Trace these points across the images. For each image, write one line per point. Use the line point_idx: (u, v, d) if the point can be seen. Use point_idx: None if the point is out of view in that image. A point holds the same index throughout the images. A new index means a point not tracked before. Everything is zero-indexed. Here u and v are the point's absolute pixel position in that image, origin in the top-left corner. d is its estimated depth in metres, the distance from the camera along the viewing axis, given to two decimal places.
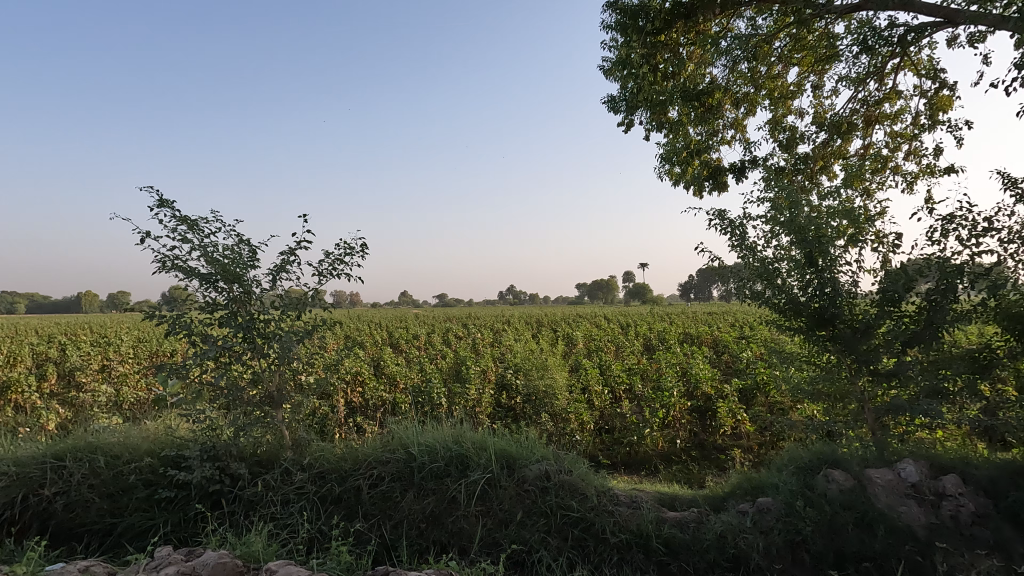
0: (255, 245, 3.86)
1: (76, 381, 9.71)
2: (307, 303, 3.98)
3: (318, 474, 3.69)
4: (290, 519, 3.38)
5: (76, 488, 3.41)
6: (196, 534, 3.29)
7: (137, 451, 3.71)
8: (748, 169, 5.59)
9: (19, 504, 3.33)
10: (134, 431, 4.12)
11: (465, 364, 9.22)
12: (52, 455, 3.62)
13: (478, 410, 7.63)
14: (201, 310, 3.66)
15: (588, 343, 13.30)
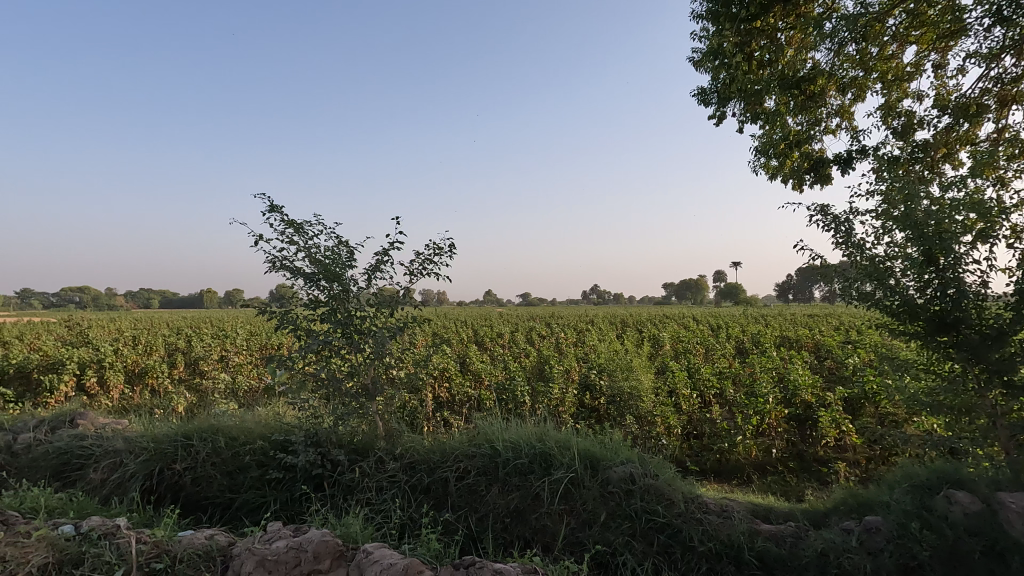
0: (354, 246, 4.11)
1: (200, 369, 10.83)
2: (399, 301, 4.19)
3: (409, 464, 3.88)
4: (383, 504, 3.57)
5: (201, 464, 3.81)
6: (301, 513, 3.57)
7: (251, 434, 4.08)
8: (856, 160, 5.16)
9: (157, 475, 3.77)
10: (248, 416, 4.53)
11: (548, 363, 9.26)
12: (183, 434, 4.07)
13: (562, 409, 7.63)
14: (305, 307, 3.96)
15: (675, 345, 12.86)
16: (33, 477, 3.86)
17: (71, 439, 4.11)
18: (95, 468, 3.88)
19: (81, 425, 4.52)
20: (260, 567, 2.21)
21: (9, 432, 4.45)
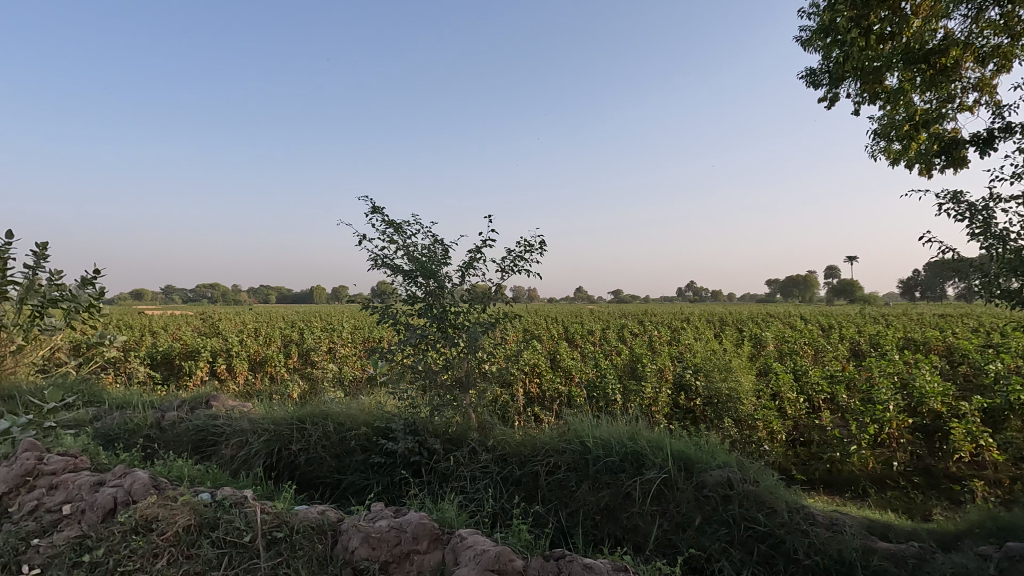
0: (448, 244, 4.27)
1: (311, 359, 11.76)
2: (492, 297, 4.30)
3: (500, 456, 3.98)
4: (476, 493, 3.69)
5: (313, 446, 4.14)
6: (401, 497, 3.78)
7: (356, 421, 4.38)
8: (999, 139, 4.55)
9: (276, 454, 4.16)
10: (354, 404, 4.86)
11: (640, 362, 9.05)
12: (297, 418, 4.45)
13: (655, 409, 7.44)
14: (404, 303, 4.18)
15: (780, 345, 12.06)
16: (177, 450, 4.39)
17: (206, 419, 4.63)
18: (225, 445, 4.34)
19: (214, 406, 5.08)
20: (365, 543, 2.38)
21: (158, 410, 5.10)
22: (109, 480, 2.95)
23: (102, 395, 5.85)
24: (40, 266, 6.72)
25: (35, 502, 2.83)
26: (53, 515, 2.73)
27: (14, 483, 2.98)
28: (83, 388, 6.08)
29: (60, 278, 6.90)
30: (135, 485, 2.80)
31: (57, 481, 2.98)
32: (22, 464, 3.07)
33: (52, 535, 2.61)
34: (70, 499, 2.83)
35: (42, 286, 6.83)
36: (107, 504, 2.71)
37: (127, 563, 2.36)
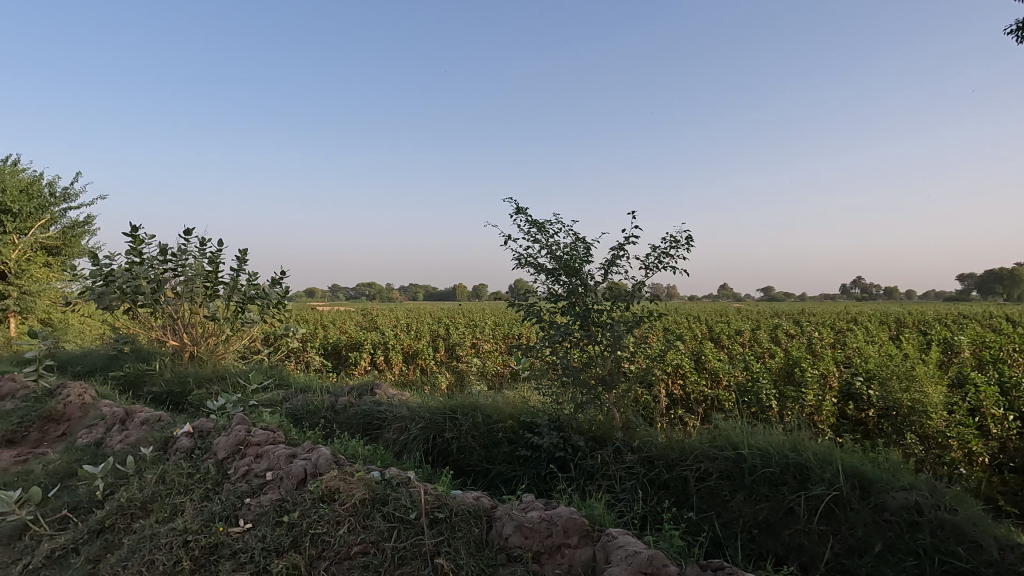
0: (590, 242, 4.27)
1: (457, 353, 12.48)
2: (636, 295, 4.22)
3: (647, 457, 3.88)
4: (623, 493, 3.63)
5: (464, 435, 4.37)
6: (548, 490, 3.86)
7: (503, 414, 4.55)
8: None
9: (432, 441, 4.46)
10: (500, 398, 5.05)
11: (799, 366, 8.25)
12: (449, 408, 4.73)
13: (818, 419, 6.74)
14: (547, 300, 4.26)
15: (979, 352, 10.22)
16: (348, 431, 4.92)
17: (372, 405, 5.12)
18: (388, 429, 4.76)
19: (378, 394, 5.61)
20: (518, 531, 2.49)
21: (333, 395, 5.78)
22: (299, 453, 3.40)
23: (290, 380, 6.79)
24: (242, 268, 8.00)
25: (246, 467, 3.37)
26: (259, 479, 3.23)
27: (230, 450, 3.58)
28: (275, 374, 7.10)
29: (256, 278, 8.13)
30: (320, 458, 3.20)
31: (261, 451, 3.51)
32: (236, 434, 3.67)
33: (259, 497, 3.08)
34: (271, 467, 3.32)
35: (243, 285, 8.11)
36: (299, 474, 3.13)
37: (316, 526, 2.71)
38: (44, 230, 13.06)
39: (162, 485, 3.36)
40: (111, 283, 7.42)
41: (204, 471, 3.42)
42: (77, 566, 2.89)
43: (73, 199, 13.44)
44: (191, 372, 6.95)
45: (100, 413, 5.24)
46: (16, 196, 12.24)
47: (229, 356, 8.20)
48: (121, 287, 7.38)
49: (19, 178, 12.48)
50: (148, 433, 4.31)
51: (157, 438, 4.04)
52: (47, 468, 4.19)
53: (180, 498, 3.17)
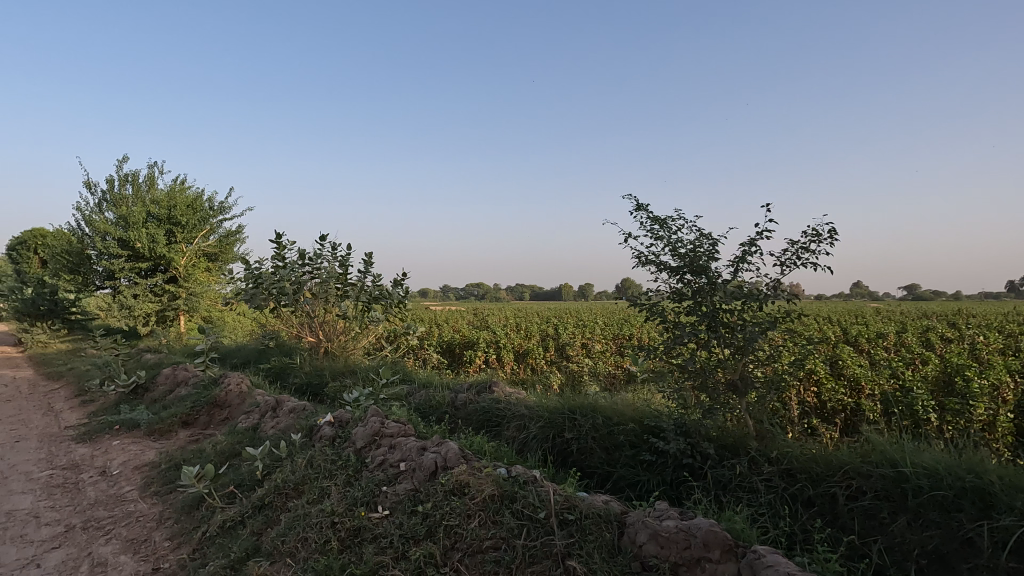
0: (717, 237, 4.00)
1: (567, 353, 12.46)
2: (770, 295, 3.91)
3: (786, 470, 3.58)
4: (761, 507, 3.37)
5: (584, 436, 4.31)
6: (680, 499, 3.67)
7: (624, 416, 4.42)
8: None
9: (551, 440, 4.44)
10: (619, 400, 4.93)
11: (962, 375, 7.22)
12: (568, 408, 4.70)
13: (990, 436, 5.84)
14: (671, 300, 4.08)
15: None
16: (469, 426, 5.06)
17: (491, 402, 5.24)
18: (507, 427, 4.83)
19: (496, 391, 5.72)
20: (654, 540, 2.40)
21: (453, 391, 6.00)
22: (429, 446, 3.55)
23: (412, 375, 7.17)
24: (367, 271, 8.60)
25: (382, 457, 3.58)
26: (394, 469, 3.42)
27: (367, 440, 3.83)
28: (399, 369, 7.53)
29: (380, 279, 8.68)
30: (449, 452, 3.32)
31: (394, 442, 3.71)
32: (372, 426, 3.92)
33: (395, 486, 3.26)
34: (404, 458, 3.50)
35: (369, 286, 8.70)
36: (431, 466, 3.27)
37: (449, 518, 2.81)
38: (206, 239, 14.97)
39: (310, 469, 3.68)
40: (260, 285, 8.31)
41: (345, 459, 3.69)
42: (244, 537, 3.25)
43: (227, 211, 15.26)
44: (327, 366, 7.58)
45: (255, 401, 5.88)
46: (184, 210, 14.15)
47: (358, 352, 8.84)
48: (268, 288, 8.24)
49: (187, 194, 14.41)
50: (295, 420, 4.76)
51: (303, 425, 4.44)
52: (216, 447, 4.77)
53: (326, 483, 3.45)
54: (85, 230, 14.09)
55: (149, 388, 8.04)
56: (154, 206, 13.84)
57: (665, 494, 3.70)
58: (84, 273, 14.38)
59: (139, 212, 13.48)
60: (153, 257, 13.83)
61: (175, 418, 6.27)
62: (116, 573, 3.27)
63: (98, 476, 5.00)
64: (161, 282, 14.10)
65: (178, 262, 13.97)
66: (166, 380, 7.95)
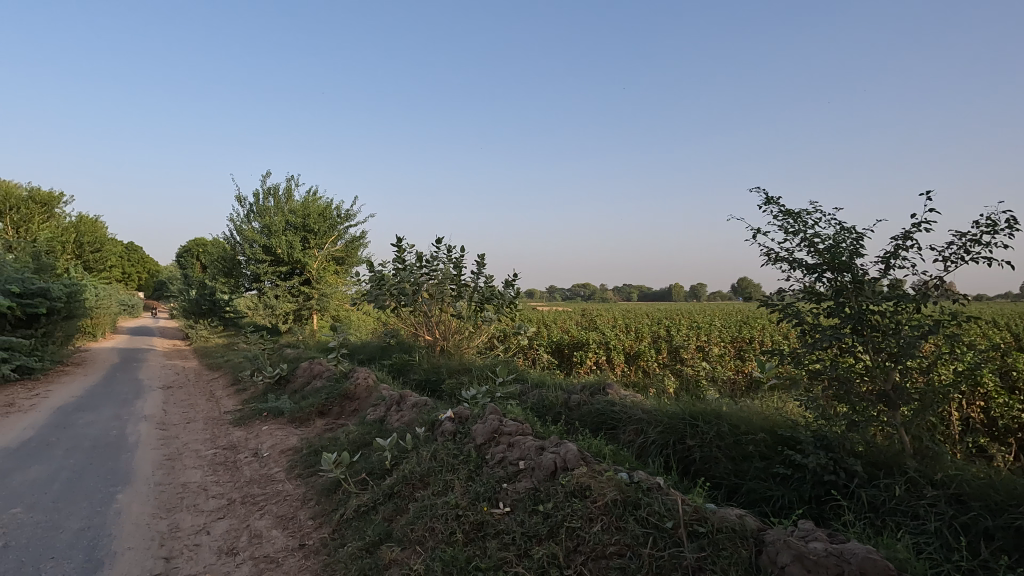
0: (862, 229, 3.59)
1: (681, 356, 11.96)
2: (931, 295, 3.43)
3: (954, 495, 3.14)
4: (924, 536, 2.96)
5: (708, 444, 4.07)
6: (827, 519, 3.29)
7: (753, 425, 4.12)
8: None
9: (671, 446, 4.25)
10: (746, 407, 4.60)
11: None
12: (689, 414, 4.47)
13: None
14: (807, 301, 3.75)
15: None
16: (583, 428, 5.01)
17: (605, 404, 5.14)
18: (624, 430, 4.71)
19: (610, 392, 5.61)
20: (798, 562, 2.22)
21: (566, 391, 5.98)
22: (547, 446, 3.56)
23: (524, 374, 7.26)
24: (480, 272, 8.86)
25: (501, 454, 3.65)
26: (514, 467, 3.47)
27: (487, 437, 3.92)
28: (511, 368, 7.67)
29: (492, 280, 8.90)
30: (569, 453, 3.30)
31: (513, 441, 3.76)
32: (491, 423, 4.02)
33: (515, 483, 3.31)
34: (523, 456, 3.53)
35: (482, 287, 8.95)
36: (550, 466, 3.27)
37: (571, 520, 2.79)
38: (334, 244, 16.31)
39: (434, 462, 3.84)
40: (383, 286, 8.88)
41: (466, 454, 3.82)
42: (377, 522, 3.47)
43: (353, 218, 16.51)
44: (443, 363, 7.91)
45: (381, 394, 6.29)
46: (316, 218, 15.52)
47: (471, 351, 9.14)
48: (390, 289, 8.78)
49: (318, 204, 15.80)
50: (418, 414, 5.01)
51: (426, 420, 4.66)
52: (349, 436, 5.17)
53: (450, 476, 3.58)
54: (237, 238, 15.96)
55: (290, 380, 8.91)
56: (292, 216, 15.34)
57: (806, 513, 3.36)
58: (236, 276, 16.29)
59: (280, 221, 15.00)
60: (291, 261, 15.32)
61: (312, 408, 6.88)
62: (269, 545, 3.64)
63: (251, 457, 5.62)
64: (298, 284, 15.58)
65: (311, 266, 15.36)
66: (303, 373, 8.76)
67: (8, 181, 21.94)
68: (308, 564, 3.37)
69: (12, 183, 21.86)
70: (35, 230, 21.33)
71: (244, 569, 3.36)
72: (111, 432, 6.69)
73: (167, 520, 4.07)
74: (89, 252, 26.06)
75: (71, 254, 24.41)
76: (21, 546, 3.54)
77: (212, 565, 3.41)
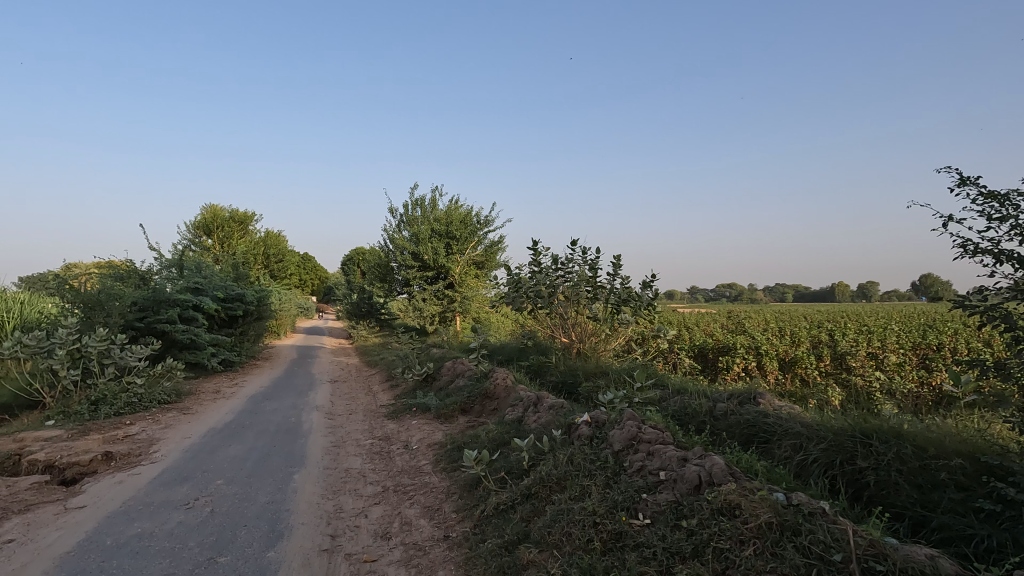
0: None
1: (848, 364, 10.60)
2: None
3: None
4: None
5: (885, 467, 3.51)
6: None
7: (945, 449, 3.48)
8: None
9: (838, 467, 3.75)
10: (936, 426, 3.91)
11: None
12: (860, 431, 3.91)
13: None
14: (1019, 301, 3.09)
15: None
16: (731, 440, 4.63)
17: (757, 415, 4.71)
18: (779, 446, 4.26)
19: (762, 402, 5.13)
20: None
21: (711, 399, 5.60)
22: (691, 458, 3.34)
23: (665, 380, 6.95)
24: (616, 273, 8.65)
25: (640, 463, 3.50)
26: (654, 477, 3.31)
27: (625, 443, 3.80)
28: (650, 373, 7.38)
29: (629, 282, 8.64)
30: (715, 467, 3.07)
31: (652, 449, 3.59)
32: (629, 430, 3.88)
33: (656, 494, 3.15)
34: (664, 467, 3.36)
35: (618, 289, 8.72)
36: (694, 480, 3.07)
37: (719, 540, 2.60)
38: (475, 249, 17.11)
39: (571, 465, 3.81)
40: (520, 289, 9.08)
41: (604, 460, 3.73)
42: (515, 522, 3.54)
43: (491, 224, 17.16)
44: (580, 366, 7.86)
45: (519, 395, 6.42)
46: (458, 225, 16.41)
47: (608, 354, 8.97)
48: (526, 292, 8.95)
49: (460, 212, 16.70)
50: (555, 416, 5.03)
51: (563, 422, 4.66)
52: (489, 435, 5.35)
53: (587, 481, 3.53)
54: (390, 246, 17.46)
55: (436, 378, 9.49)
56: (436, 224, 16.40)
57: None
58: (390, 281, 17.82)
59: (426, 229, 16.10)
60: (437, 266, 16.34)
61: (456, 405, 7.25)
62: (418, 533, 3.89)
63: (403, 449, 6.07)
64: (443, 288, 16.57)
65: (454, 271, 16.27)
66: (448, 372, 9.28)
67: (216, 205, 26.34)
68: (452, 555, 3.53)
69: (218, 206, 26.21)
70: (235, 245, 25.33)
71: (396, 553, 3.62)
72: (290, 419, 7.67)
73: (333, 501, 4.55)
74: (274, 261, 30.29)
75: (261, 265, 28.55)
76: (223, 513, 4.18)
77: (370, 546, 3.73)
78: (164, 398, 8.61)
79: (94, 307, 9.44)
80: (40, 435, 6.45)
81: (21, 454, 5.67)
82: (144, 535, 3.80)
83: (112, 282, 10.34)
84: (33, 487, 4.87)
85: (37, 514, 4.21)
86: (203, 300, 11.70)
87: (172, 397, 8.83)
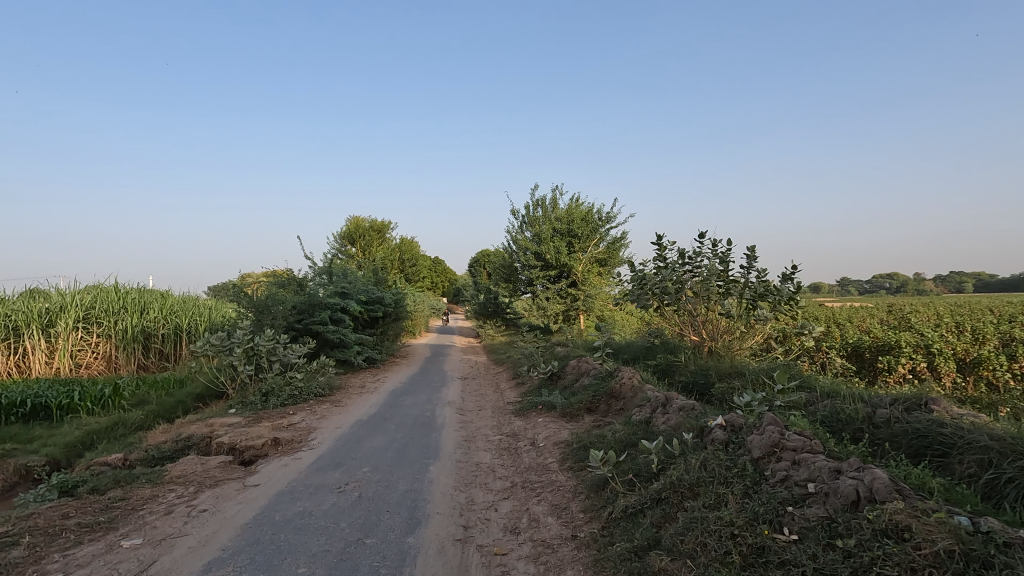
0: None
1: None
2: None
3: None
4: None
5: None
6: None
7: None
8: None
9: None
10: None
11: None
12: None
13: None
14: None
15: None
16: (898, 453, 4.05)
17: (930, 424, 4.07)
18: (960, 461, 3.64)
19: (936, 409, 4.42)
20: None
21: (870, 403, 4.96)
22: (846, 470, 2.98)
23: (812, 381, 6.32)
24: (751, 266, 8.00)
25: (784, 472, 3.20)
26: (801, 489, 3.00)
27: (765, 451, 3.49)
28: (795, 373, 6.76)
29: (767, 274, 7.93)
30: (877, 482, 2.72)
31: (799, 459, 3.27)
32: (770, 436, 3.56)
33: (804, 508, 2.85)
34: (812, 478, 3.04)
35: (754, 282, 8.04)
36: (851, 495, 2.75)
37: (884, 565, 2.30)
38: (597, 246, 16.92)
39: (704, 471, 3.59)
40: (644, 285, 8.74)
41: (741, 467, 3.46)
42: (645, 527, 3.43)
43: (614, 219, 16.82)
44: (711, 365, 7.43)
45: (646, 396, 6.22)
46: (580, 223, 16.33)
47: (744, 353, 8.37)
48: (652, 289, 8.59)
49: (581, 209, 16.60)
50: (686, 418, 4.78)
51: (694, 425, 4.42)
52: (615, 435, 5.25)
53: (723, 489, 3.30)
54: (514, 247, 17.85)
55: (561, 376, 9.53)
56: (557, 223, 16.42)
57: None
58: (514, 281, 18.23)
59: (547, 229, 16.22)
60: (560, 264, 16.45)
61: (581, 404, 7.23)
62: (546, 530, 3.93)
63: (530, 446, 6.18)
64: (566, 286, 16.62)
65: (576, 269, 16.26)
66: (573, 370, 9.25)
67: (358, 215, 29.05)
68: (580, 555, 3.51)
69: (361, 217, 28.78)
70: (375, 252, 27.60)
71: (526, 549, 3.68)
72: (426, 413, 8.18)
73: (465, 494, 4.74)
74: (409, 266, 32.57)
75: (398, 269, 30.88)
76: (369, 498, 4.55)
77: (500, 540, 3.83)
78: (320, 391, 9.65)
79: (263, 311, 10.84)
80: (225, 421, 7.54)
81: (211, 437, 6.67)
82: (304, 513, 4.26)
83: (276, 288, 11.78)
84: (221, 464, 5.72)
85: (223, 489, 4.92)
86: (349, 303, 12.90)
87: (326, 390, 9.85)
